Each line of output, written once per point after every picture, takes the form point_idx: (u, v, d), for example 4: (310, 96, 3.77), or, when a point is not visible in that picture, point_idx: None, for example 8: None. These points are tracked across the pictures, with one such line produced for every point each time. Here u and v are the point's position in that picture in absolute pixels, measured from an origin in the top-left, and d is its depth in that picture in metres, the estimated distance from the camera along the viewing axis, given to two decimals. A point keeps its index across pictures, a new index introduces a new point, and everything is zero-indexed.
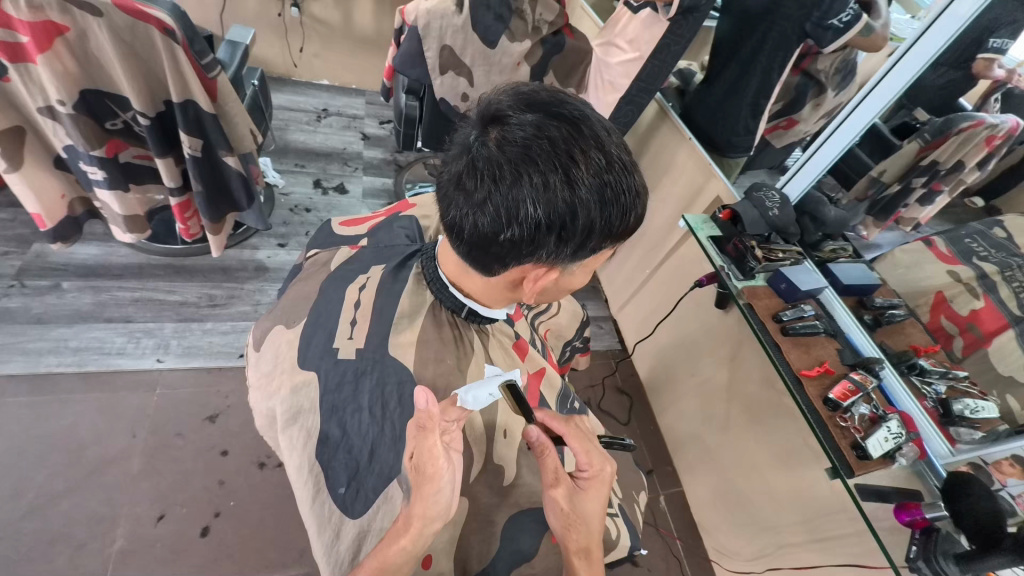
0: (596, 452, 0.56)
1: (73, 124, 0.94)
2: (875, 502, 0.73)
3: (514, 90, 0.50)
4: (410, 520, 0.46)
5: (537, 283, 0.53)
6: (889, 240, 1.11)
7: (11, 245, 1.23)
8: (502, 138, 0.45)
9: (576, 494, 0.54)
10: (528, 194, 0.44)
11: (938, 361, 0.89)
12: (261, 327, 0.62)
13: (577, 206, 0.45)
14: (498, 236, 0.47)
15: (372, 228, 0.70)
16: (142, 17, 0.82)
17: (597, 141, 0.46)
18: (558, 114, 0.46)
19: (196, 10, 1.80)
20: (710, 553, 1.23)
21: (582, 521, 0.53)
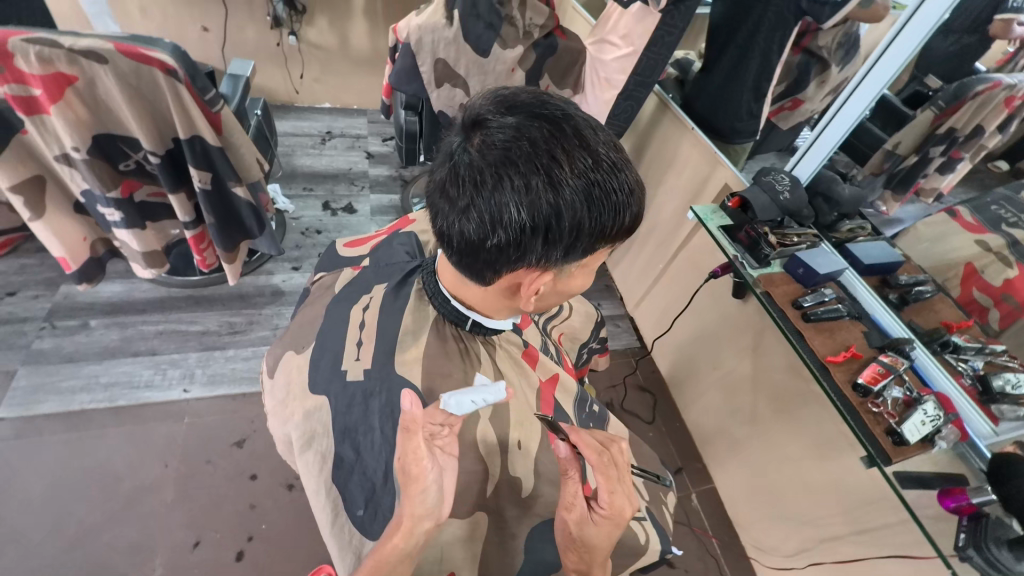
0: (620, 492, 0.49)
1: (89, 169, 0.97)
2: (918, 489, 0.71)
3: (496, 96, 0.50)
4: (401, 524, 0.44)
5: (533, 289, 0.52)
6: (911, 214, 1.07)
7: (41, 288, 1.28)
8: (482, 143, 0.45)
9: (586, 524, 0.50)
10: (510, 198, 0.44)
11: (972, 336, 0.87)
12: (275, 355, 0.64)
13: (562, 207, 0.44)
14: (484, 242, 0.46)
15: (374, 246, 0.72)
16: (144, 60, 0.85)
17: (580, 139, 0.45)
18: (539, 116, 0.45)
19: (199, 48, 1.86)
20: (748, 550, 1.19)
21: (586, 549, 0.50)
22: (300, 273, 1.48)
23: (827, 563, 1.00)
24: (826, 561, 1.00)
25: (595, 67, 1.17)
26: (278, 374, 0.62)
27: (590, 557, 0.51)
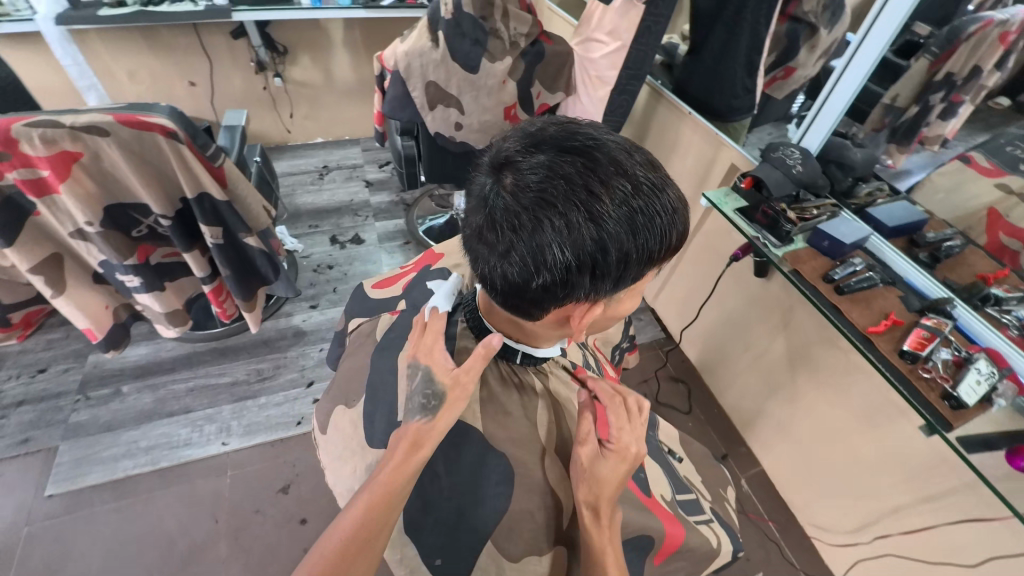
0: (629, 431, 0.55)
1: (103, 241, 0.98)
2: (985, 453, 0.67)
3: (521, 132, 0.49)
4: (413, 435, 0.49)
5: (583, 319, 0.52)
6: (919, 162, 1.05)
7: (70, 361, 1.30)
8: (515, 185, 0.45)
9: (598, 457, 0.52)
10: (552, 238, 0.43)
11: (1012, 286, 0.84)
12: (324, 410, 0.64)
13: (606, 241, 0.43)
14: (530, 283, 0.46)
15: (405, 285, 0.74)
16: (145, 126, 0.85)
17: (615, 169, 0.44)
18: (570, 150, 0.45)
19: (189, 102, 1.88)
20: (808, 530, 1.17)
21: (597, 482, 0.51)
22: (319, 311, 1.49)
23: (893, 535, 0.98)
24: (892, 533, 0.98)
25: (584, 66, 1.17)
26: (327, 426, 0.62)
27: (598, 497, 0.51)
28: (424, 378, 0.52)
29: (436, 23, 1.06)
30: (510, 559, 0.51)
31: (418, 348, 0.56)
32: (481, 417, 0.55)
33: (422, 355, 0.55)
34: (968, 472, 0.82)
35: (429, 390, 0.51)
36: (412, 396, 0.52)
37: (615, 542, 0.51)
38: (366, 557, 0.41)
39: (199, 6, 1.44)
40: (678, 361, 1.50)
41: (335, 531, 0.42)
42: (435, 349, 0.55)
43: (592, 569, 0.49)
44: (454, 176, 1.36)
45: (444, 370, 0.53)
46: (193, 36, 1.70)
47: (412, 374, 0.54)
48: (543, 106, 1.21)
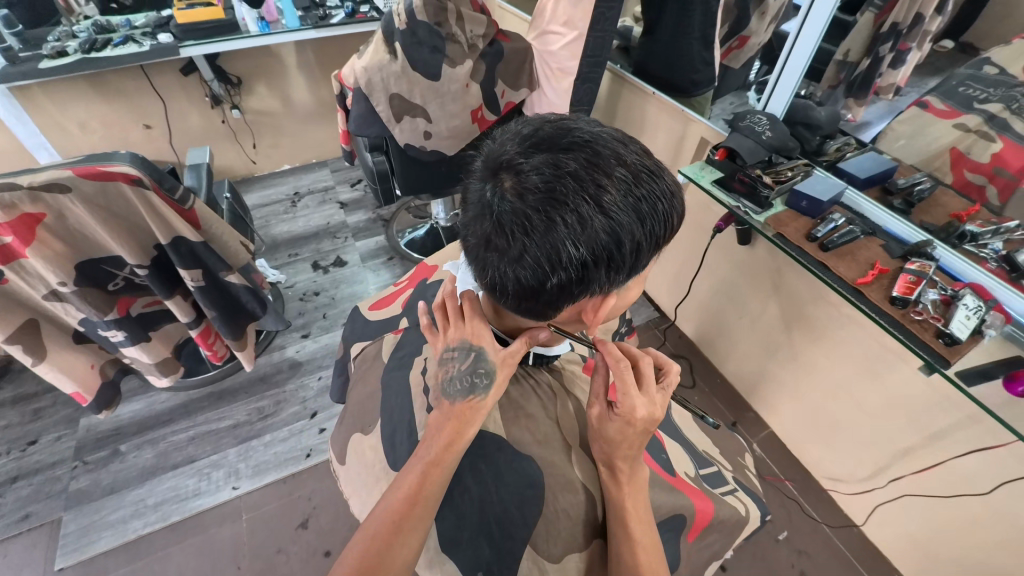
0: (637, 395, 0.51)
1: (80, 300, 0.94)
2: (984, 384, 0.69)
3: (514, 133, 0.49)
4: (461, 415, 0.51)
5: (595, 311, 0.52)
6: (877, 114, 1.09)
7: (62, 428, 1.25)
8: (521, 188, 0.44)
9: (606, 420, 0.53)
10: (566, 236, 0.43)
11: (985, 220, 0.86)
12: (340, 439, 0.63)
13: (619, 232, 0.44)
14: (545, 284, 0.46)
15: (404, 302, 0.76)
16: (107, 177, 0.82)
17: (616, 160, 0.45)
18: (569, 146, 0.45)
19: (147, 146, 1.83)
20: (824, 483, 1.20)
21: (606, 442, 0.52)
22: (311, 339, 1.46)
23: (906, 476, 1.00)
24: (904, 474, 1.00)
25: (545, 59, 1.17)
26: (345, 456, 0.61)
27: (611, 457, 0.52)
28: (473, 358, 0.54)
29: (391, 34, 1.05)
30: (550, 560, 0.50)
31: (457, 331, 0.56)
32: (505, 426, 0.56)
33: (466, 336, 0.55)
34: (969, 406, 0.85)
35: (479, 368, 0.53)
36: (454, 378, 0.53)
37: (637, 498, 0.51)
38: (411, 534, 0.44)
39: (144, 46, 1.40)
40: (676, 338, 1.53)
41: (384, 505, 0.45)
42: (480, 331, 0.55)
43: (615, 527, 0.50)
44: (430, 186, 1.35)
45: (495, 350, 0.55)
46: (142, 78, 1.66)
47: (454, 356, 0.54)
48: (509, 105, 1.21)
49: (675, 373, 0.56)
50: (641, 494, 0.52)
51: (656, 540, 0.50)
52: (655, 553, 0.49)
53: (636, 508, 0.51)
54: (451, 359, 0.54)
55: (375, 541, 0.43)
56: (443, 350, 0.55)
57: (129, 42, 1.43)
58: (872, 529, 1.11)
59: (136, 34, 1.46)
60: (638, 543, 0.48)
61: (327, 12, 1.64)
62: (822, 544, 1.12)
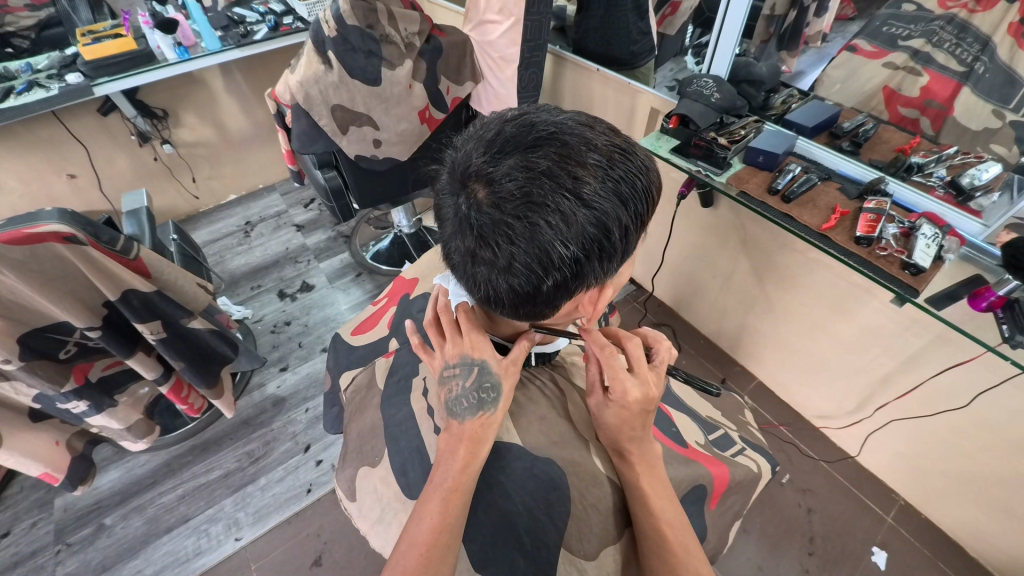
0: (628, 377, 0.52)
1: (31, 376, 0.86)
2: (952, 305, 0.73)
3: (475, 139, 0.47)
4: (474, 432, 0.50)
5: (592, 303, 0.52)
6: (808, 62, 1.13)
7: (36, 513, 1.16)
8: (495, 197, 0.42)
9: (603, 406, 0.53)
10: (553, 237, 0.42)
11: (926, 151, 0.91)
12: (346, 476, 0.60)
13: (605, 221, 0.43)
14: (541, 287, 0.46)
15: (391, 321, 0.73)
16: (37, 239, 0.77)
17: (587, 148, 0.43)
18: (536, 143, 0.43)
19: (75, 197, 1.70)
20: (815, 422, 1.26)
21: (607, 426, 0.53)
22: (291, 371, 1.41)
23: (890, 402, 1.05)
24: (888, 401, 1.05)
25: (485, 50, 1.15)
26: (355, 492, 0.58)
27: (617, 441, 0.53)
28: (477, 372, 0.52)
29: (322, 43, 0.99)
30: (587, 558, 0.49)
31: (455, 346, 0.54)
32: (518, 432, 0.55)
33: (466, 350, 0.54)
34: (937, 328, 0.89)
35: (485, 384, 0.52)
36: (460, 396, 0.52)
37: (655, 476, 0.51)
38: (441, 560, 0.42)
39: (52, 90, 1.29)
40: (656, 307, 1.55)
41: (408, 537, 0.44)
42: (480, 344, 0.54)
43: (637, 507, 0.49)
44: (387, 194, 1.32)
45: (501, 360, 0.54)
46: (56, 125, 1.53)
47: (457, 373, 0.53)
48: (456, 101, 1.18)
49: (665, 349, 0.58)
50: (655, 470, 0.52)
51: (681, 514, 0.49)
52: (682, 526, 0.48)
53: (654, 488, 0.50)
54: (453, 379, 0.53)
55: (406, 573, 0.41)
56: (443, 368, 0.54)
57: (34, 86, 1.31)
58: (866, 456, 1.17)
59: (41, 77, 1.34)
60: (662, 520, 0.48)
61: (248, 29, 1.55)
62: (824, 479, 1.18)
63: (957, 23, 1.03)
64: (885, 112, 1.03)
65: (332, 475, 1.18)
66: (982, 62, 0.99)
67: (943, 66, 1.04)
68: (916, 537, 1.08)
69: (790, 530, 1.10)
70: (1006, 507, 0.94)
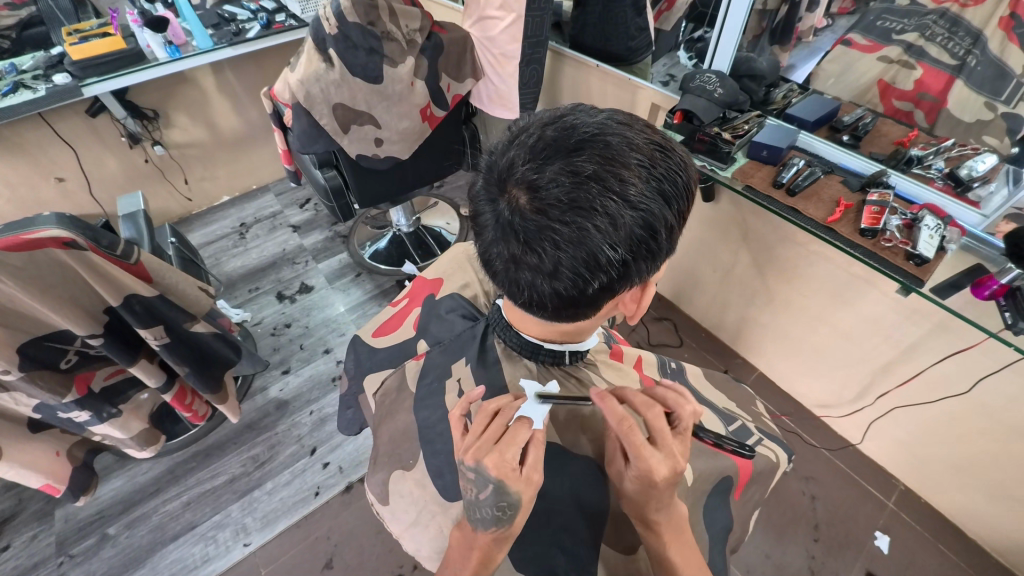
0: (651, 453, 0.45)
1: (32, 387, 0.84)
2: (955, 294, 0.75)
3: (513, 143, 0.47)
4: (485, 546, 0.46)
5: (632, 301, 0.52)
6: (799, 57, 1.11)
7: (36, 524, 1.14)
8: (542, 202, 0.43)
9: (628, 478, 0.47)
10: (601, 241, 0.42)
11: (925, 144, 0.93)
12: (373, 478, 0.60)
13: (651, 222, 0.43)
14: (587, 290, 0.46)
15: (416, 324, 0.72)
16: (36, 245, 0.75)
17: (630, 148, 0.43)
18: (579, 146, 0.43)
19: (64, 201, 1.66)
20: (816, 411, 1.28)
21: (637, 500, 0.47)
22: (294, 374, 1.40)
23: (891, 390, 1.08)
24: (888, 389, 1.08)
25: (486, 46, 1.15)
26: (384, 493, 0.59)
27: (646, 511, 0.48)
28: (493, 490, 0.44)
29: (322, 40, 0.98)
30: (626, 552, 0.50)
31: (472, 450, 0.45)
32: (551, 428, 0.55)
33: (486, 462, 0.44)
34: (940, 317, 0.91)
35: (506, 507, 0.44)
36: (477, 506, 0.45)
37: (684, 548, 0.48)
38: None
39: (38, 90, 1.26)
40: (658, 302, 1.57)
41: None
42: (507, 458, 0.44)
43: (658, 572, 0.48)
44: (388, 194, 1.31)
45: (518, 476, 0.44)
46: (43, 128, 1.49)
47: (471, 483, 0.45)
48: (456, 97, 1.18)
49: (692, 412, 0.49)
50: (688, 545, 0.49)
51: None
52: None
53: (686, 558, 0.48)
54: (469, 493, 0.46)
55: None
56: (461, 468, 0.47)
57: (20, 87, 1.27)
58: (867, 443, 1.20)
59: (27, 79, 1.30)
60: None
61: (240, 27, 1.52)
62: (827, 467, 1.20)
63: (949, 17, 1.06)
64: (880, 106, 1.06)
65: (339, 477, 1.17)
66: (974, 55, 1.02)
67: (936, 60, 1.07)
68: (916, 520, 1.11)
69: (795, 517, 1.13)
70: (1004, 488, 0.97)
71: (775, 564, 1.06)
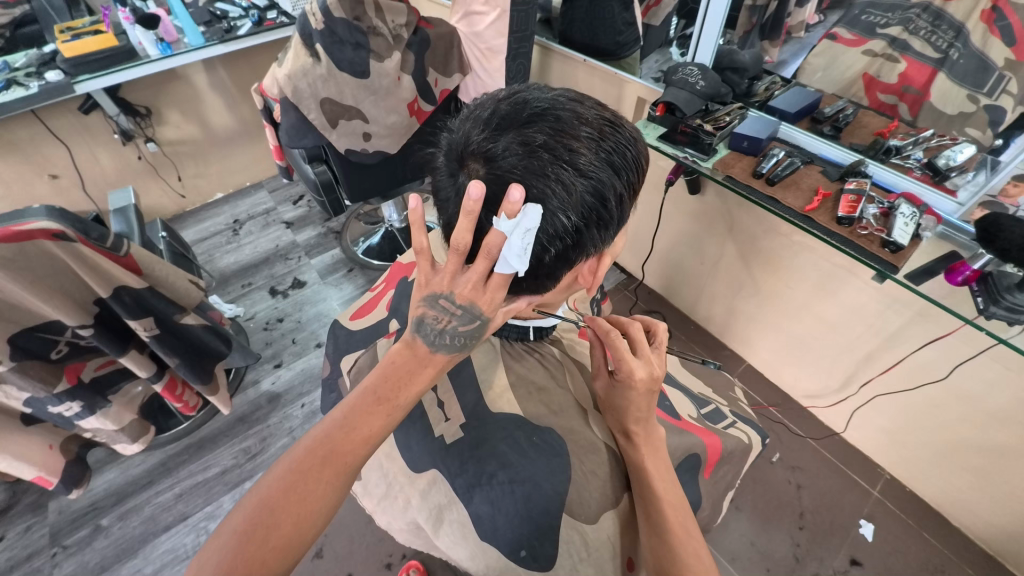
0: (633, 359, 0.53)
1: (22, 378, 0.86)
2: (930, 280, 0.76)
3: (470, 119, 0.48)
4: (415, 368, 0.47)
5: (590, 273, 0.55)
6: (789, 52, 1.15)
7: (30, 516, 1.15)
8: (498, 172, 0.44)
9: (613, 389, 0.56)
10: (555, 207, 0.45)
11: (904, 134, 0.95)
12: None
13: (601, 189, 0.46)
14: (545, 258, 0.48)
15: (390, 305, 0.74)
16: (24, 237, 0.76)
17: (579, 120, 0.45)
18: (531, 118, 0.45)
19: (58, 198, 1.67)
20: (803, 401, 1.29)
21: (618, 409, 0.56)
22: (285, 367, 1.41)
23: (874, 378, 1.09)
24: (871, 377, 1.09)
25: (472, 41, 1.16)
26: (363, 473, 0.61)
27: (623, 418, 0.55)
28: (474, 324, 0.48)
29: (309, 36, 0.99)
30: (588, 522, 0.51)
31: (473, 291, 0.47)
32: (522, 404, 0.58)
33: (479, 304, 0.47)
34: (918, 305, 0.93)
35: (478, 333, 0.48)
36: (445, 332, 0.47)
37: (657, 458, 0.53)
38: (320, 501, 0.40)
39: (31, 88, 1.27)
40: (647, 294, 1.58)
41: (305, 439, 0.42)
42: (495, 301, 0.49)
43: (637, 482, 0.52)
44: (378, 189, 1.32)
45: (498, 311, 0.50)
46: (37, 126, 1.50)
47: (454, 314, 0.47)
48: (444, 92, 1.19)
49: (663, 333, 0.61)
50: (665, 464, 0.53)
51: (681, 496, 0.51)
52: (683, 509, 0.50)
53: (660, 468, 0.52)
54: (435, 323, 0.47)
55: (276, 501, 0.39)
56: (444, 296, 0.47)
57: (13, 85, 1.28)
58: (852, 432, 1.21)
59: (19, 76, 1.31)
60: (664, 498, 0.50)
61: (232, 24, 1.53)
62: (813, 456, 1.21)
63: (932, 11, 1.05)
64: (865, 98, 1.09)
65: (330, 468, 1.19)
66: (956, 48, 1.02)
67: (919, 53, 1.07)
68: (900, 508, 1.12)
69: (780, 506, 1.14)
70: (984, 473, 0.98)
71: (760, 552, 1.07)
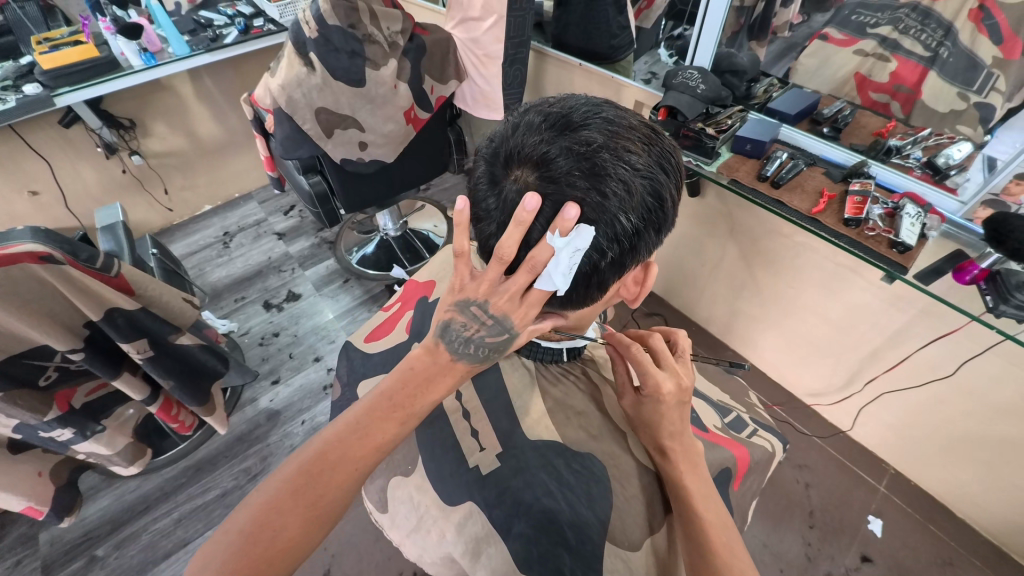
0: (660, 371, 0.53)
1: (11, 408, 0.82)
2: (938, 279, 0.76)
3: (516, 127, 0.48)
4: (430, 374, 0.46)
5: (636, 282, 0.56)
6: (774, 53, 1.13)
7: (20, 550, 1.10)
8: (561, 173, 0.44)
9: (641, 404, 0.55)
10: (618, 207, 0.44)
11: (902, 134, 0.95)
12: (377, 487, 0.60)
13: (656, 191, 0.47)
14: (601, 263, 0.48)
15: (409, 327, 0.72)
16: (10, 260, 0.72)
17: (631, 125, 0.47)
18: (586, 122, 0.46)
19: (39, 214, 1.61)
20: (807, 400, 1.30)
21: (650, 425, 0.54)
22: (284, 383, 1.37)
23: (878, 376, 1.09)
24: (876, 376, 1.10)
25: (469, 46, 1.14)
26: (388, 503, 0.59)
27: (653, 434, 0.54)
28: (502, 336, 0.47)
29: (303, 44, 0.97)
30: (631, 548, 0.50)
31: (508, 303, 0.46)
32: (558, 429, 0.57)
33: (513, 316, 0.46)
34: (923, 305, 0.94)
35: (503, 346, 0.47)
36: (470, 341, 0.46)
37: (696, 476, 0.52)
38: (329, 506, 0.40)
39: (9, 101, 1.22)
40: (648, 298, 1.58)
41: (315, 441, 0.41)
42: (529, 314, 0.47)
43: (674, 500, 0.51)
44: (375, 198, 1.30)
45: (528, 327, 0.49)
46: (15, 140, 1.44)
47: (485, 324, 0.46)
48: (440, 99, 1.16)
49: (685, 339, 0.61)
50: (704, 481, 0.52)
51: (723, 516, 0.50)
52: (725, 526, 0.49)
53: (700, 486, 0.51)
54: (466, 333, 0.46)
55: (284, 503, 0.38)
56: (479, 304, 0.46)
57: None
58: (858, 430, 1.22)
59: None
60: (704, 519, 0.48)
61: (217, 33, 1.49)
62: (819, 454, 1.22)
63: (920, 10, 1.07)
64: (857, 97, 1.09)
65: None
66: (945, 46, 1.04)
67: (909, 52, 1.09)
68: (906, 502, 1.13)
69: (790, 506, 1.14)
70: (989, 466, 1.00)
71: (773, 553, 1.07)
